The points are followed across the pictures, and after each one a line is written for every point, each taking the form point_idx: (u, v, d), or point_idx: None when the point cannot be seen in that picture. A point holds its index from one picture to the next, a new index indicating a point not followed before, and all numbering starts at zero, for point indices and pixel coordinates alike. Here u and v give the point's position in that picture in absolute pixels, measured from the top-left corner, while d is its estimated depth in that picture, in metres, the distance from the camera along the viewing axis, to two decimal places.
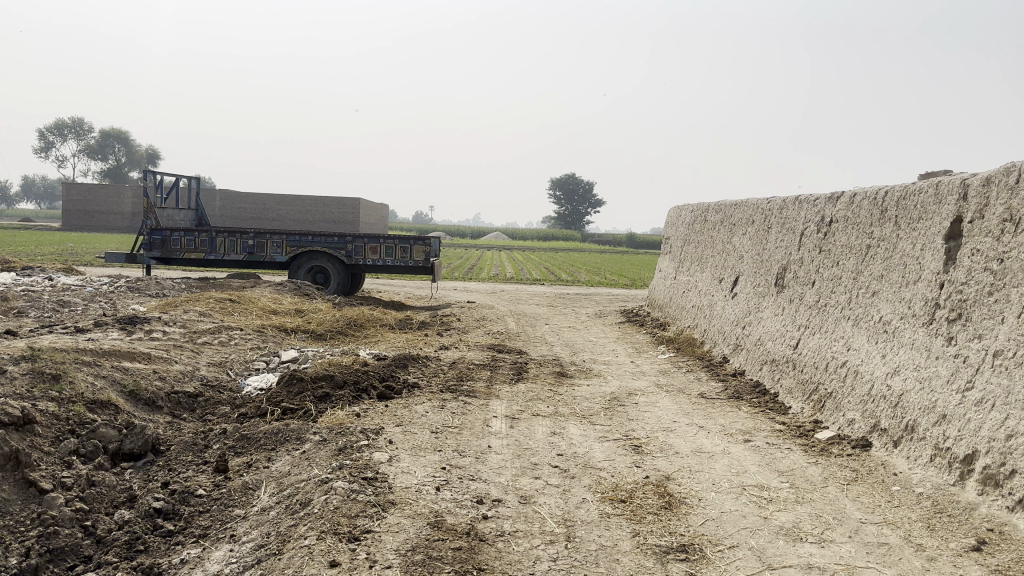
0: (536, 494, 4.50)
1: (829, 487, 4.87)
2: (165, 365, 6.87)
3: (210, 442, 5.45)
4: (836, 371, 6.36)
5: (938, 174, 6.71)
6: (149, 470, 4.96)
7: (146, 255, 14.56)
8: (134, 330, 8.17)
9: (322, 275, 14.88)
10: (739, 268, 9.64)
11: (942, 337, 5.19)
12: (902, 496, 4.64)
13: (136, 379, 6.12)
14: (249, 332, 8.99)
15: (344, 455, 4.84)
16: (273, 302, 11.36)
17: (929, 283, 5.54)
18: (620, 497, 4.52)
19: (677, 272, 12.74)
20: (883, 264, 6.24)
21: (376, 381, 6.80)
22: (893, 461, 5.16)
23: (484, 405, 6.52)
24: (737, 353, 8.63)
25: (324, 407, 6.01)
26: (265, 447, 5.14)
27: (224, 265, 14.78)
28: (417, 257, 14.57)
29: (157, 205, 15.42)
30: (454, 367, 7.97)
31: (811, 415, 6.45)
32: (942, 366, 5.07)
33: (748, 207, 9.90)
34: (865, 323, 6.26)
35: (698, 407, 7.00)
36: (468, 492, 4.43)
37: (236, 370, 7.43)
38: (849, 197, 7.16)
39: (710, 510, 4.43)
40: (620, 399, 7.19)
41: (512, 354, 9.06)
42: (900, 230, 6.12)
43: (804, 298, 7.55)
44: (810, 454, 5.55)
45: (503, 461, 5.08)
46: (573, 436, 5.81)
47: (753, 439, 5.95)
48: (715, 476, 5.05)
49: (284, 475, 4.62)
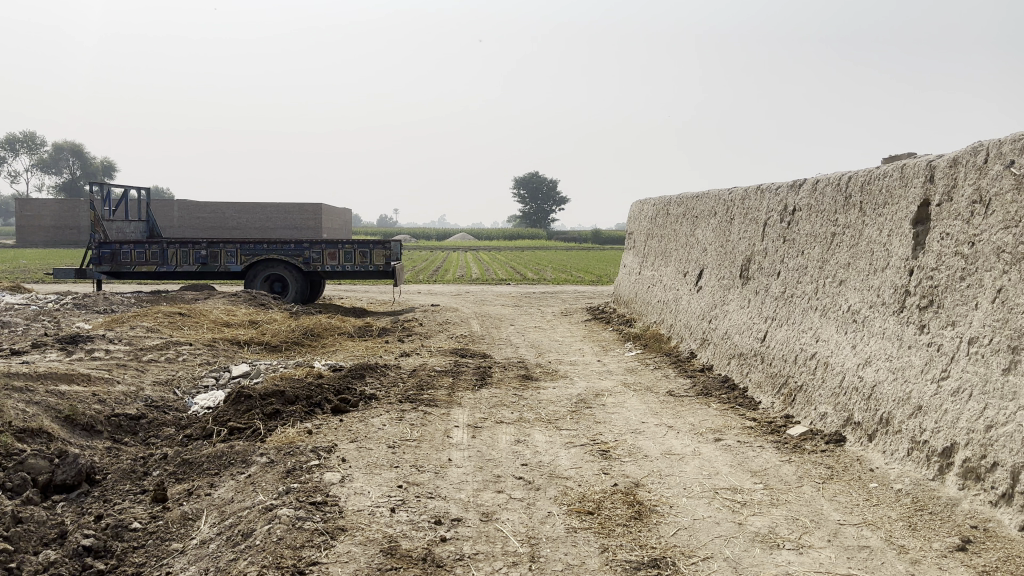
0: (499, 510, 4.23)
1: (805, 487, 4.67)
2: (106, 387, 6.47)
3: (151, 469, 5.08)
4: (806, 363, 6.19)
5: (901, 158, 6.56)
6: (83, 502, 4.58)
7: (95, 270, 14.01)
8: (74, 350, 7.74)
9: (279, 284, 14.46)
10: (703, 260, 9.46)
11: (914, 325, 5.03)
12: (881, 494, 4.45)
13: (72, 403, 5.72)
14: (199, 347, 8.61)
15: (292, 478, 4.52)
16: (227, 314, 10.94)
17: (897, 270, 5.38)
18: (588, 509, 4.27)
19: (641, 267, 12.57)
20: (850, 252, 6.07)
21: (330, 394, 6.47)
22: (869, 456, 4.97)
23: (445, 414, 6.23)
24: (705, 347, 8.44)
25: (274, 425, 5.68)
26: (208, 472, 4.80)
27: (177, 277, 14.29)
28: (377, 262, 14.24)
29: (105, 218, 14.86)
30: (414, 375, 7.66)
31: (781, 410, 6.27)
32: (916, 355, 4.91)
33: (709, 198, 9.72)
34: (833, 313, 6.09)
35: (667, 406, 6.79)
36: (426, 512, 4.14)
37: (183, 388, 7.05)
38: (812, 184, 6.99)
39: (683, 518, 4.20)
40: (587, 401, 6.95)
41: (475, 359, 8.78)
42: (865, 216, 5.96)
43: (769, 290, 7.38)
44: (783, 452, 5.35)
45: (464, 475, 4.79)
46: (537, 443, 5.55)
47: (724, 437, 5.74)
48: (685, 480, 4.82)
49: (227, 503, 4.28)
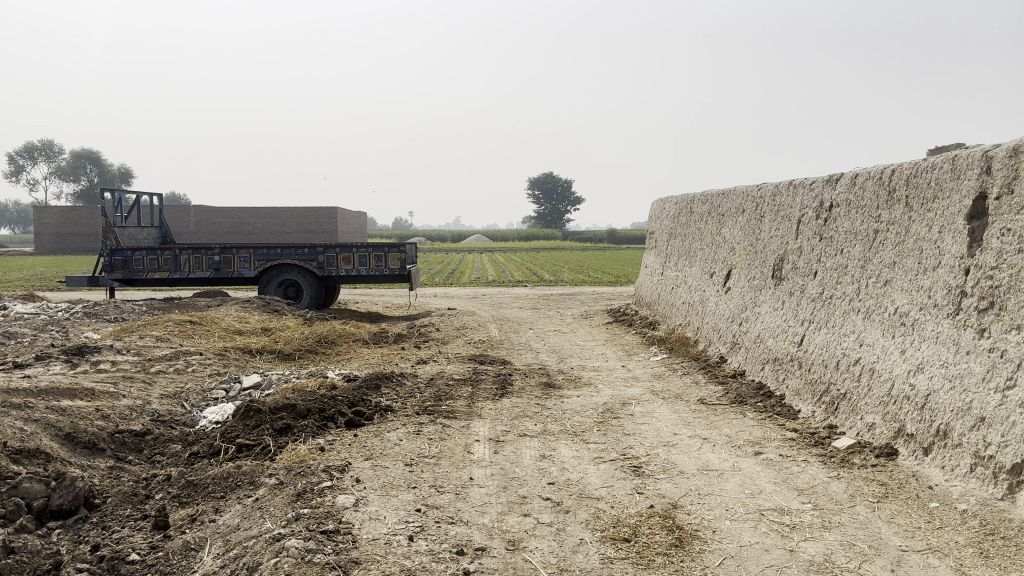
0: (527, 537, 3.88)
1: (858, 507, 4.29)
2: (111, 402, 6.17)
3: (153, 491, 4.74)
4: (849, 370, 5.80)
5: (947, 149, 6.16)
6: (80, 529, 4.25)
7: (107, 278, 13.76)
8: (79, 362, 7.46)
9: (293, 289, 14.20)
10: (732, 260, 9.06)
11: (972, 329, 4.64)
12: (944, 516, 4.06)
13: (74, 421, 5.42)
14: (209, 357, 8.32)
15: (302, 502, 4.19)
16: (238, 321, 10.66)
17: (951, 268, 4.99)
18: (623, 535, 3.91)
19: (664, 268, 12.17)
20: (895, 250, 5.68)
21: (343, 407, 6.14)
22: (925, 472, 4.58)
23: (466, 428, 5.88)
24: (735, 352, 8.06)
25: (285, 442, 5.37)
26: (214, 496, 4.47)
27: (190, 283, 14.02)
28: (393, 265, 13.93)
29: (117, 224, 14.64)
30: (431, 384, 7.33)
31: (823, 419, 5.88)
32: (975, 362, 4.52)
33: (737, 195, 9.33)
34: (878, 316, 5.70)
35: (699, 415, 6.41)
36: (446, 540, 3.80)
37: (192, 401, 6.76)
38: (850, 178, 6.59)
39: (728, 545, 3.83)
40: (615, 410, 6.59)
41: (495, 366, 8.44)
42: (912, 212, 5.57)
43: (805, 291, 6.99)
44: (830, 467, 4.96)
45: (486, 497, 4.44)
46: (564, 459, 5.19)
47: (765, 451, 5.35)
48: (726, 500, 4.45)
49: (232, 531, 3.95)
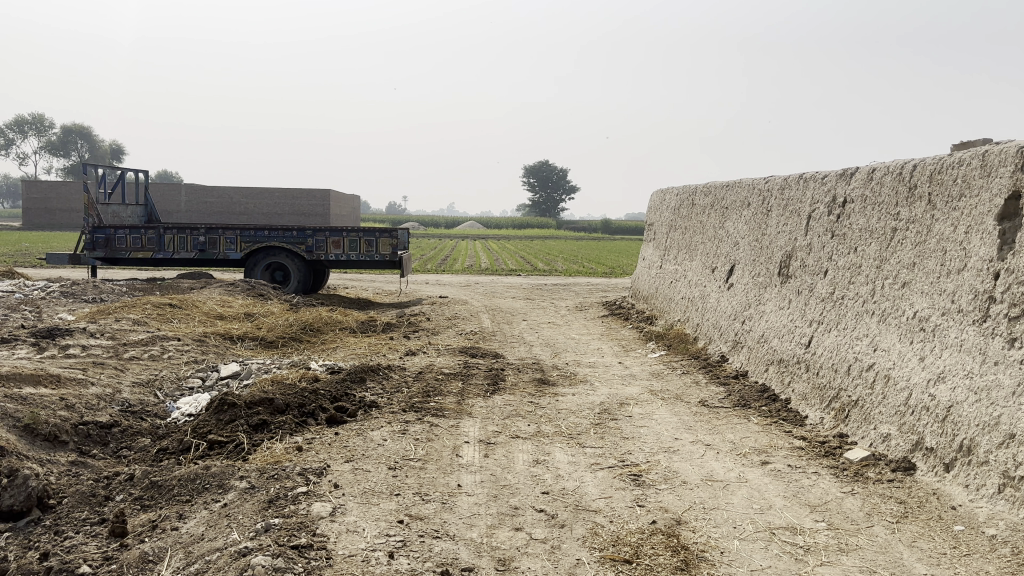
0: (518, 556, 3.55)
1: (876, 527, 3.98)
2: (77, 390, 5.79)
3: (114, 492, 4.36)
4: (861, 376, 5.48)
5: (973, 145, 5.81)
6: (30, 534, 3.88)
7: (89, 256, 13.36)
8: (48, 347, 7.06)
9: (280, 273, 13.79)
10: (734, 256, 8.73)
11: (1002, 338, 4.31)
12: (971, 541, 3.74)
13: (34, 410, 5.01)
14: (187, 343, 7.94)
15: (274, 510, 3.85)
16: (221, 305, 10.26)
17: (978, 272, 4.67)
18: (624, 556, 3.58)
19: (662, 261, 11.82)
20: (914, 251, 5.35)
21: (325, 402, 5.80)
22: (948, 491, 4.26)
23: (454, 427, 5.53)
24: (737, 351, 7.74)
25: (260, 440, 5.01)
26: (179, 500, 4.12)
27: (174, 263, 13.60)
28: (383, 251, 13.50)
29: (100, 201, 14.19)
30: (420, 378, 6.98)
31: (833, 427, 5.56)
32: (1005, 373, 4.20)
33: (742, 188, 8.99)
34: (894, 320, 5.37)
35: (702, 419, 6.08)
36: (430, 558, 3.46)
37: (166, 390, 6.39)
38: (866, 173, 6.26)
39: (738, 569, 3.50)
40: (612, 411, 6.25)
41: (487, 359, 8.10)
42: (934, 210, 5.25)
43: (814, 290, 6.66)
44: (843, 481, 4.64)
45: (475, 506, 4.10)
46: (559, 464, 4.86)
47: (772, 461, 5.03)
48: (733, 517, 4.12)
49: (195, 542, 3.60)
